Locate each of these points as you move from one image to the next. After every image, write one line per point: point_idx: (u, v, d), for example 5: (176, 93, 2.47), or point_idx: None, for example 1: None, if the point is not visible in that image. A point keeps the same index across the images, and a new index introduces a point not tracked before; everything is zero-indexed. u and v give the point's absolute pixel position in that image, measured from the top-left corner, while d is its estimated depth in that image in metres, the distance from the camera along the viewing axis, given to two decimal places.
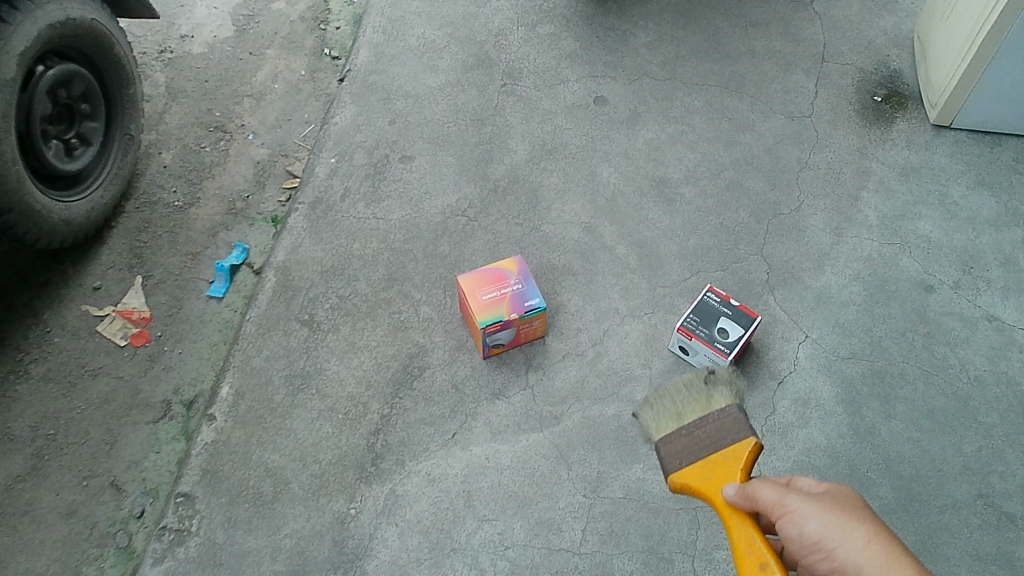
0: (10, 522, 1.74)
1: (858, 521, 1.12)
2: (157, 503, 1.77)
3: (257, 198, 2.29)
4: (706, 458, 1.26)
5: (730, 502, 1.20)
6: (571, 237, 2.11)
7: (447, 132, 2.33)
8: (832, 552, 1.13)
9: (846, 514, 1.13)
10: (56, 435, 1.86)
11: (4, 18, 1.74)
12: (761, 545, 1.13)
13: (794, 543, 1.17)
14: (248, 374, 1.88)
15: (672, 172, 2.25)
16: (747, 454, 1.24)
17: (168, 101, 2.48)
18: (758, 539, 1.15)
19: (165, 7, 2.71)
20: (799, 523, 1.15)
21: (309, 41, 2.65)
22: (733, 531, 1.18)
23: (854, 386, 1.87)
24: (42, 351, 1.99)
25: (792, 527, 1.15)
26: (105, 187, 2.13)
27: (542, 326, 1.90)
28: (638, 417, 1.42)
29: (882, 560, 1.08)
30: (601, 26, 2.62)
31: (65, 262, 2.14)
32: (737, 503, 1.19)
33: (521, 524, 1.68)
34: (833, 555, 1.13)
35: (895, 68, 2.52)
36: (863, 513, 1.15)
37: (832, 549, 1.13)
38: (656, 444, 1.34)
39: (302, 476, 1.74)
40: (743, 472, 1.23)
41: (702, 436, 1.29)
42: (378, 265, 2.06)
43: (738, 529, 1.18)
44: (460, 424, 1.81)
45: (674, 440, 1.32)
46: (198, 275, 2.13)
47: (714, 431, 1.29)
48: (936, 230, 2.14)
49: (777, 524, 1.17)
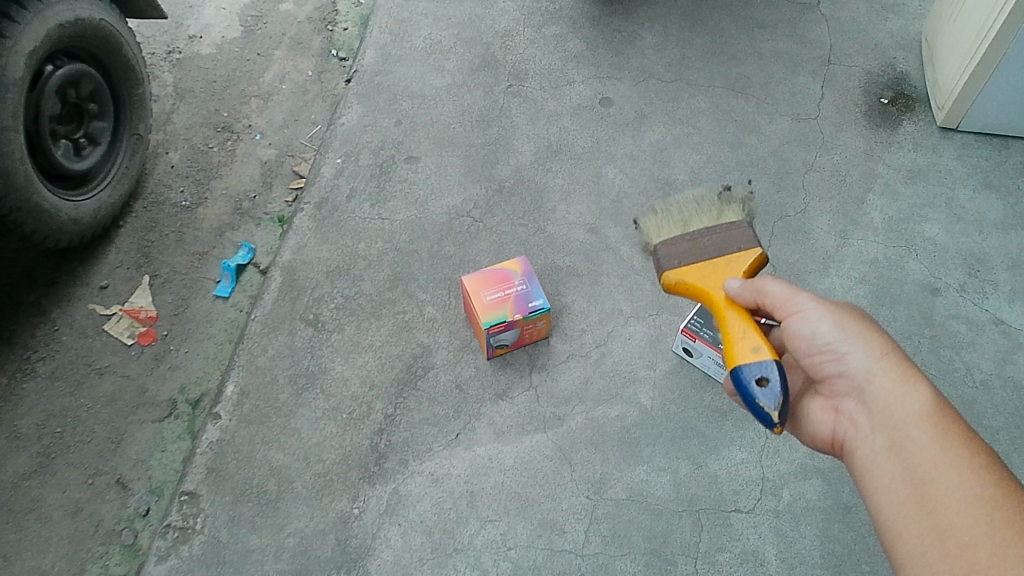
0: (17, 519, 1.75)
1: (876, 333, 1.18)
2: (162, 501, 1.78)
3: (264, 198, 2.30)
4: (705, 258, 1.36)
5: (732, 297, 1.28)
6: (576, 239, 2.12)
7: (453, 133, 2.34)
8: (840, 354, 1.19)
9: (864, 321, 1.20)
10: (63, 432, 1.87)
11: (13, 18, 1.75)
12: (756, 333, 1.21)
13: (801, 342, 1.23)
14: (253, 373, 1.89)
15: (677, 173, 2.25)
16: (750, 261, 1.34)
17: (176, 101, 2.50)
18: (753, 328, 1.23)
19: (174, 8, 2.73)
20: (811, 322, 1.21)
21: (316, 41, 2.66)
22: (729, 322, 1.26)
23: None
24: (50, 349, 2.00)
25: (805, 325, 1.22)
26: (112, 186, 2.14)
27: (546, 327, 1.90)
28: (641, 233, 1.53)
29: (895, 371, 1.14)
30: (607, 27, 2.62)
31: (72, 260, 2.15)
32: (740, 296, 1.27)
33: (524, 525, 1.68)
34: (843, 357, 1.18)
35: (902, 70, 2.52)
36: (878, 327, 1.20)
37: (843, 352, 1.18)
38: (656, 248, 1.44)
39: (306, 475, 1.74)
40: (743, 270, 1.34)
41: (706, 243, 1.39)
42: (383, 266, 2.07)
43: (735, 317, 1.26)
44: (464, 424, 1.81)
45: (676, 245, 1.41)
46: (205, 274, 2.14)
47: (718, 240, 1.39)
48: (942, 233, 2.14)
49: (787, 323, 1.24)
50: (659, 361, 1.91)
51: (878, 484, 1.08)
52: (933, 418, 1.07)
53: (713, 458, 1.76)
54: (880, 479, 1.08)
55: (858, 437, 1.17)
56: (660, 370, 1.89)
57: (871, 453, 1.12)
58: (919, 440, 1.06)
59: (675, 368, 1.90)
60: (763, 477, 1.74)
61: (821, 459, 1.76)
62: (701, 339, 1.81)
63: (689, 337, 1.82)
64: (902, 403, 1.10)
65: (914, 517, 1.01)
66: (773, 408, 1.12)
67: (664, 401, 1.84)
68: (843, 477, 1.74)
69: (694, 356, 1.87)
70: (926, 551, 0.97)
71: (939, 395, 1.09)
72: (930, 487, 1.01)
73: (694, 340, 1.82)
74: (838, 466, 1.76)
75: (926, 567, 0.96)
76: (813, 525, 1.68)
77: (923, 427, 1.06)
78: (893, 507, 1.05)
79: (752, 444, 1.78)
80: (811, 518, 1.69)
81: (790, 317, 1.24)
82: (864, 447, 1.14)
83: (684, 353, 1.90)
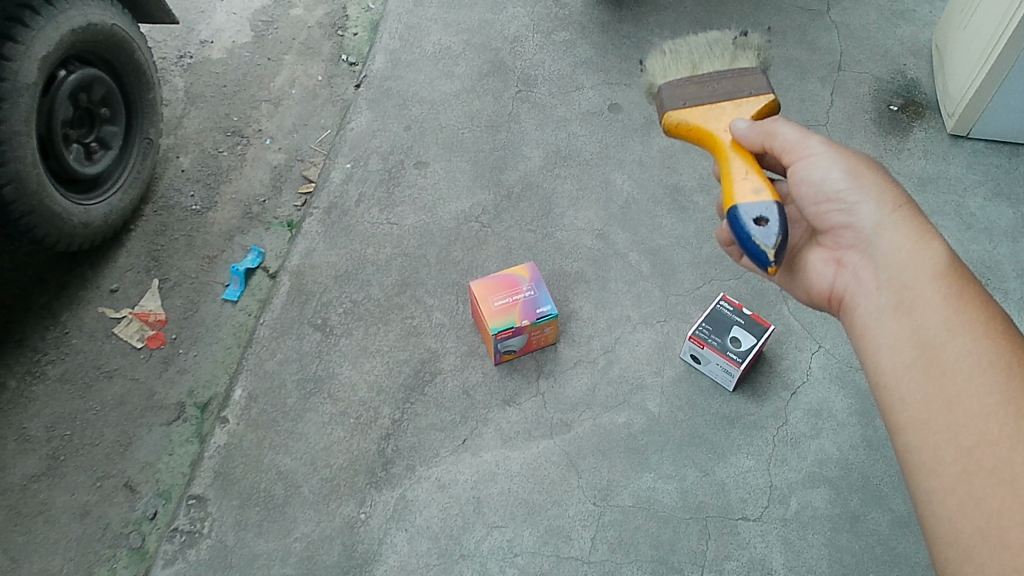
0: (25, 522, 1.76)
1: (889, 190, 1.25)
2: (169, 504, 1.79)
3: (273, 203, 2.31)
4: (711, 101, 1.39)
5: (739, 137, 1.32)
6: (584, 244, 2.11)
7: (461, 139, 2.34)
8: (850, 203, 1.26)
9: (875, 172, 1.27)
10: (72, 435, 1.88)
11: (26, 23, 1.76)
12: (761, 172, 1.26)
13: (811, 189, 1.30)
14: (261, 377, 1.90)
15: (686, 179, 2.25)
16: (763, 109, 1.39)
17: (187, 105, 2.51)
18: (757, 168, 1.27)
19: (185, 13, 2.74)
20: (823, 170, 1.28)
21: (326, 46, 2.67)
22: (733, 159, 1.31)
23: (868, 397, 1.86)
24: (59, 352, 2.01)
25: (816, 172, 1.29)
26: (123, 190, 2.16)
27: (554, 333, 1.90)
28: (646, 67, 1.54)
29: (904, 224, 1.20)
30: (617, 33, 2.62)
31: (83, 263, 2.16)
32: (747, 138, 1.32)
33: (530, 531, 1.67)
34: (852, 208, 1.25)
35: (913, 77, 2.51)
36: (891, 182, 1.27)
37: (852, 203, 1.25)
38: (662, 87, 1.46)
39: (313, 480, 1.75)
40: (750, 114, 1.38)
41: (715, 86, 1.42)
42: (391, 271, 2.07)
43: (738, 159, 1.31)
44: (471, 430, 1.81)
45: (684, 87, 1.43)
46: (214, 278, 2.15)
47: (729, 84, 1.42)
48: (952, 241, 2.13)
49: (796, 168, 1.32)
50: (666, 368, 1.90)
51: (879, 339, 1.14)
52: (941, 273, 1.12)
53: (720, 466, 1.76)
54: (885, 338, 1.13)
55: (857, 286, 1.24)
56: (667, 377, 1.89)
57: (875, 309, 1.18)
58: (924, 294, 1.12)
59: (682, 374, 1.89)
60: (771, 485, 1.73)
61: (829, 467, 1.76)
62: (709, 346, 1.80)
63: (697, 344, 1.82)
64: (911, 258, 1.16)
65: (912, 365, 1.07)
66: (769, 247, 1.14)
67: (672, 408, 1.84)
68: (851, 486, 1.73)
69: (702, 363, 1.87)
70: (917, 397, 1.04)
71: (949, 252, 1.15)
72: (935, 348, 1.06)
73: (702, 347, 1.81)
74: (847, 475, 1.75)
75: (916, 408, 1.03)
76: (821, 534, 1.67)
77: (933, 283, 1.12)
78: (888, 353, 1.12)
79: (760, 451, 1.78)
80: (819, 527, 1.68)
81: (801, 162, 1.31)
82: (868, 297, 1.21)
83: (692, 360, 1.89)
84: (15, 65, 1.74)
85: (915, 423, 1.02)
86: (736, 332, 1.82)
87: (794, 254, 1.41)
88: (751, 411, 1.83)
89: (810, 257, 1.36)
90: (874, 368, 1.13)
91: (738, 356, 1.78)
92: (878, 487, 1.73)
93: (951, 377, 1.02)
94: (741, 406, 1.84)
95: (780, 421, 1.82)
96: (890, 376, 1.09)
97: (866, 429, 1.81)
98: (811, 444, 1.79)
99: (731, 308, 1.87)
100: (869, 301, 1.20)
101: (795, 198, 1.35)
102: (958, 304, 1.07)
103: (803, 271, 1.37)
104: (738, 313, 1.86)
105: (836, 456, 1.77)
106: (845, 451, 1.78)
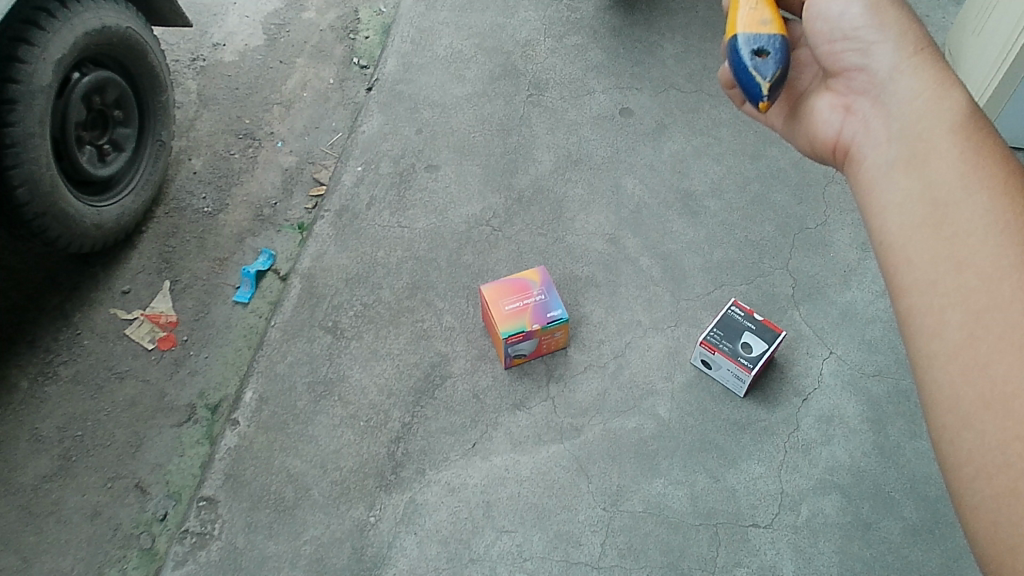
0: (37, 522, 1.77)
1: (913, 31, 1.10)
2: (179, 506, 1.79)
3: (285, 205, 2.31)
4: None
5: None
6: (594, 249, 2.11)
7: (473, 142, 2.34)
8: (869, 48, 1.11)
9: (899, 11, 1.13)
10: (83, 436, 1.89)
11: (42, 26, 1.77)
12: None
13: (821, 30, 1.20)
14: (271, 380, 1.90)
15: (697, 184, 2.24)
16: None
17: (200, 108, 2.52)
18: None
19: (198, 16, 2.75)
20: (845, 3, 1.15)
21: (338, 49, 2.67)
22: None
23: (880, 403, 1.85)
24: (71, 353, 2.02)
25: (836, 6, 1.17)
26: (136, 192, 2.17)
27: (564, 337, 1.90)
28: None
29: (926, 76, 1.04)
30: (628, 37, 2.62)
31: (95, 265, 2.17)
32: None
33: (540, 536, 1.67)
34: (868, 50, 1.12)
35: None
36: (919, 31, 1.11)
37: (869, 45, 1.12)
38: None
39: (323, 483, 1.75)
40: None
41: None
42: (402, 274, 2.08)
43: None
44: (481, 434, 1.81)
45: None
46: (225, 280, 2.16)
47: None
48: None
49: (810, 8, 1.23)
50: (676, 374, 1.90)
51: (889, 202, 0.97)
52: (968, 133, 0.94)
53: (731, 472, 1.75)
54: (894, 195, 0.97)
55: (873, 144, 1.07)
56: (678, 382, 1.88)
57: (882, 163, 1.03)
58: (943, 152, 0.94)
59: (693, 380, 1.89)
60: (782, 492, 1.73)
61: (840, 474, 1.75)
62: (720, 352, 1.79)
63: (708, 349, 1.81)
64: (928, 108, 1.00)
65: (923, 231, 0.90)
66: (764, 81, 1.19)
67: (683, 413, 1.83)
68: (863, 493, 1.72)
69: (713, 369, 1.86)
70: (940, 276, 0.85)
71: (974, 105, 0.98)
72: (945, 204, 0.89)
73: (713, 353, 1.81)
74: (858, 482, 1.74)
75: (936, 288, 0.85)
76: (832, 541, 1.67)
77: (953, 138, 0.94)
78: (900, 220, 0.94)
79: (771, 458, 1.77)
80: (830, 534, 1.67)
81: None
82: (873, 153, 1.06)
83: (702, 365, 1.89)
84: (30, 68, 1.75)
85: (929, 304, 0.84)
86: (747, 338, 1.82)
87: (803, 99, 1.29)
88: (762, 417, 1.83)
89: (817, 103, 1.24)
90: (877, 228, 0.97)
91: (749, 361, 1.77)
92: (890, 495, 1.72)
93: (965, 238, 0.85)
94: (752, 412, 1.83)
95: (791, 427, 1.81)
96: (894, 236, 0.93)
97: (878, 436, 1.80)
98: (822, 451, 1.78)
99: (742, 314, 1.86)
100: (883, 156, 1.04)
101: (810, 38, 1.23)
102: (977, 160, 0.90)
103: (810, 121, 1.24)
104: (749, 318, 1.86)
105: (847, 463, 1.76)
106: (857, 458, 1.77)
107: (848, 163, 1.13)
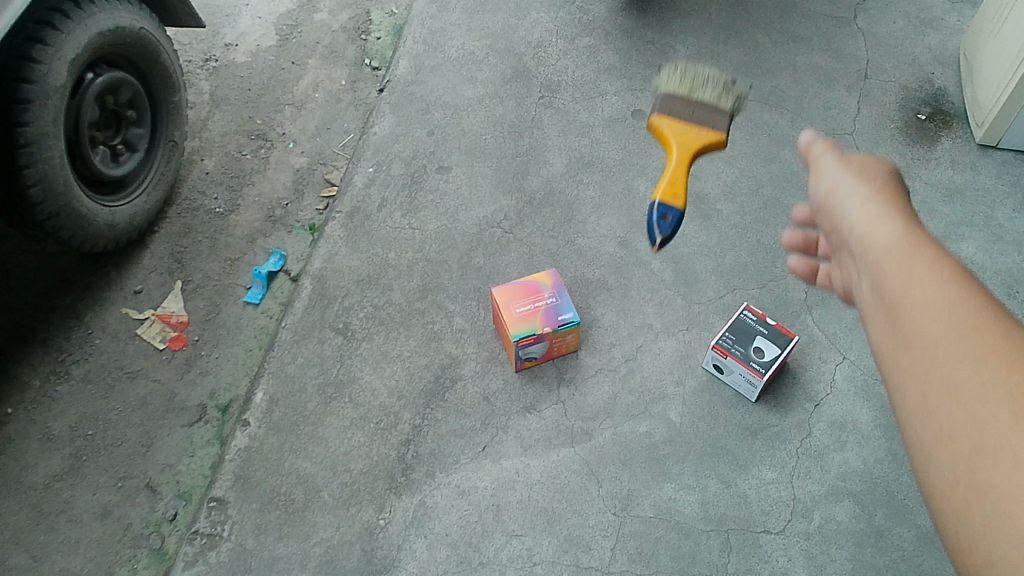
0: (48, 520, 1.78)
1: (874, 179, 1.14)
2: (190, 506, 1.79)
3: (296, 206, 2.32)
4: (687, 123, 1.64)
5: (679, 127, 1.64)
6: (606, 252, 2.10)
7: (484, 144, 2.34)
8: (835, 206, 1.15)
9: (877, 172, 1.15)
10: (95, 435, 1.90)
11: (57, 26, 1.78)
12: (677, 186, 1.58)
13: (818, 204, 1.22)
14: (282, 381, 1.90)
15: (710, 187, 2.23)
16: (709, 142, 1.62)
17: (212, 108, 2.53)
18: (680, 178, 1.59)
19: (211, 17, 2.76)
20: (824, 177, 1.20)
21: (350, 50, 2.68)
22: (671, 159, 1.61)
23: (893, 410, 1.83)
24: (83, 353, 2.03)
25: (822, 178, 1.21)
26: (148, 192, 2.17)
27: (575, 341, 1.89)
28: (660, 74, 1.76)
29: (875, 213, 1.06)
30: (641, 39, 2.61)
31: (107, 265, 2.18)
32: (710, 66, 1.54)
33: (550, 540, 1.67)
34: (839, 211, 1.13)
35: (941, 86, 2.48)
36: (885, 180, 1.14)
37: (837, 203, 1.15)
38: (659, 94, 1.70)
39: (333, 484, 1.75)
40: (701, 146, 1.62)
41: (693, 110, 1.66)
42: (413, 275, 2.07)
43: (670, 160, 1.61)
44: (491, 437, 1.80)
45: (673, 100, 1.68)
46: (236, 280, 2.16)
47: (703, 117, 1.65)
48: (980, 252, 2.10)
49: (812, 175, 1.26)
50: (688, 378, 1.89)
51: (872, 337, 0.96)
52: (911, 240, 0.97)
53: (743, 477, 1.74)
54: (872, 318, 0.97)
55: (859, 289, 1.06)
56: (689, 386, 1.87)
57: (863, 272, 1.03)
58: (890, 267, 0.96)
59: (704, 384, 1.88)
60: (794, 498, 1.71)
61: (853, 480, 1.74)
62: (732, 356, 1.78)
63: (720, 353, 1.80)
64: (879, 247, 1.00)
65: (884, 332, 0.92)
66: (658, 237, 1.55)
67: (694, 418, 1.83)
68: (876, 500, 1.71)
69: (724, 373, 1.85)
70: (908, 368, 0.86)
71: (910, 222, 1.01)
72: (898, 300, 0.91)
73: (725, 357, 1.80)
74: (871, 489, 1.72)
75: (905, 371, 0.86)
76: (844, 548, 1.65)
77: (902, 255, 0.96)
78: (880, 336, 0.94)
79: (783, 464, 1.76)
80: (843, 541, 1.66)
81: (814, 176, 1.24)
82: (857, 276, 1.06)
83: (714, 370, 1.88)
84: (45, 68, 1.76)
85: (907, 403, 0.85)
86: (760, 342, 1.81)
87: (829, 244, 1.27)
88: (774, 422, 1.82)
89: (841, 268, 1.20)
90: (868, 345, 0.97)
91: (762, 366, 1.76)
92: (903, 502, 1.71)
93: (917, 330, 0.86)
94: (764, 417, 1.82)
95: (804, 433, 1.80)
96: (877, 357, 0.93)
97: (891, 443, 1.78)
98: (834, 457, 1.77)
99: (755, 318, 1.85)
100: (861, 287, 1.04)
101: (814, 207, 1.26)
102: (920, 256, 0.93)
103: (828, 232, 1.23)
104: (762, 322, 1.84)
105: (860, 470, 1.75)
106: (870, 465, 1.76)
107: (850, 257, 1.12)
